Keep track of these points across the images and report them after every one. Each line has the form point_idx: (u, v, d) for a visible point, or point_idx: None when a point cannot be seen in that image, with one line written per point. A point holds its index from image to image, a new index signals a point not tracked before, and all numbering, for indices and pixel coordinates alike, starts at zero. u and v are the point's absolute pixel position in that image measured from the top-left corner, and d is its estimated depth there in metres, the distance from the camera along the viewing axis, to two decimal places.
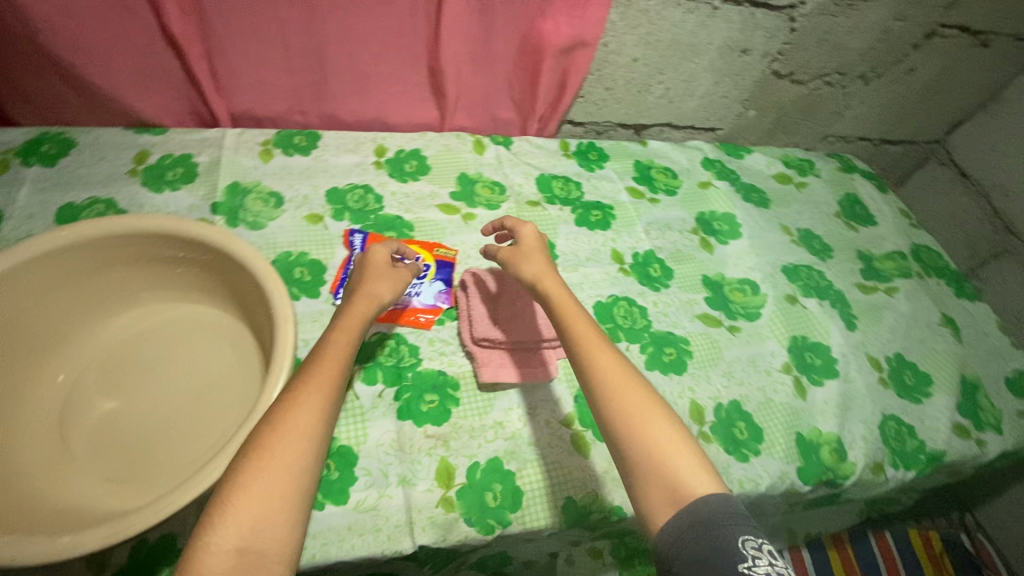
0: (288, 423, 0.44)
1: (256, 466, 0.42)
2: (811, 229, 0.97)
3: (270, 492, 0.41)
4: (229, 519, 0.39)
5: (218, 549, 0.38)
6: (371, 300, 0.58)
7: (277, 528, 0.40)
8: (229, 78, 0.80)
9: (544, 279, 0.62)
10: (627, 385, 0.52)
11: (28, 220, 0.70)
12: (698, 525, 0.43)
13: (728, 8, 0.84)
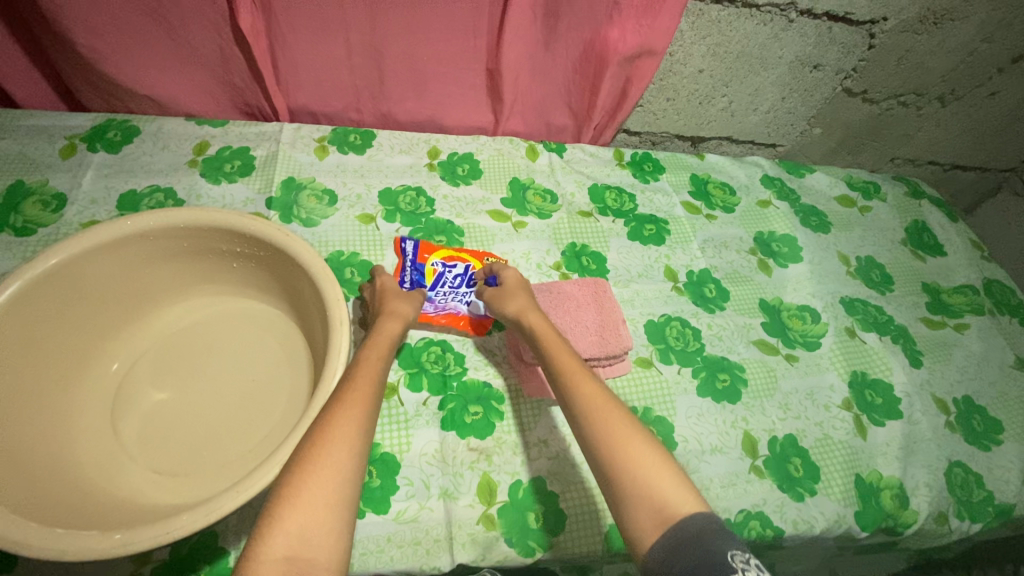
0: (334, 429, 0.42)
1: (306, 470, 0.40)
2: (874, 256, 0.93)
3: (320, 499, 0.39)
4: (280, 525, 0.37)
5: (266, 557, 0.36)
6: (399, 318, 0.58)
7: (325, 538, 0.37)
8: (291, 74, 0.80)
9: (528, 316, 0.61)
10: (615, 417, 0.48)
11: (91, 205, 0.71)
12: (689, 538, 0.40)
13: (804, 20, 0.80)
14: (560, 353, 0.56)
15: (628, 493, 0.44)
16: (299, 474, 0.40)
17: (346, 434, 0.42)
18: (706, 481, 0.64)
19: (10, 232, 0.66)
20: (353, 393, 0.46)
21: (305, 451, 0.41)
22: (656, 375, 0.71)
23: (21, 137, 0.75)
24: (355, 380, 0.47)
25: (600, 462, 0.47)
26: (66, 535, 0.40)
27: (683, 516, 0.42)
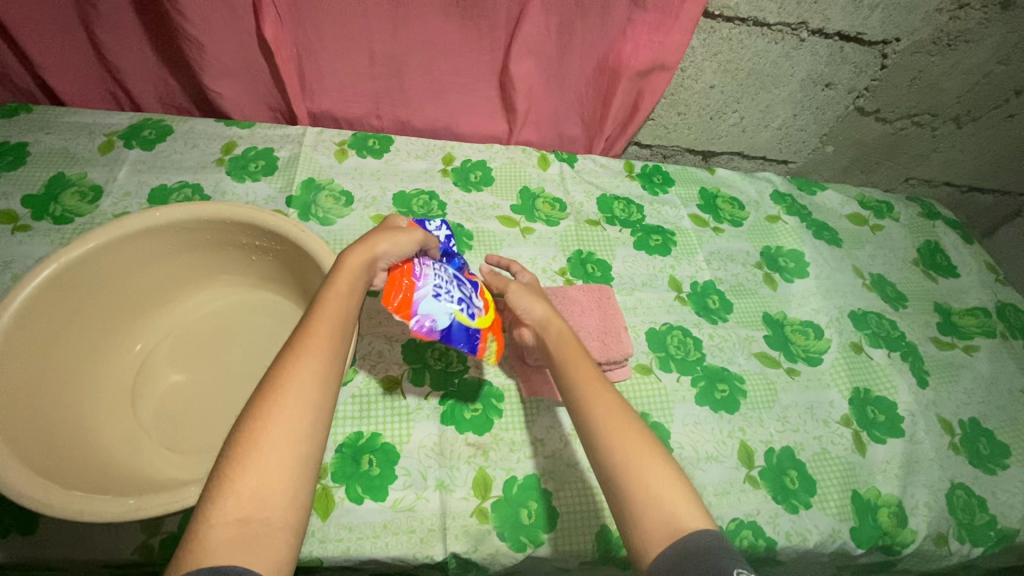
0: (291, 388, 0.43)
1: (260, 434, 0.40)
2: (883, 275, 0.92)
3: (274, 462, 0.39)
4: (234, 489, 0.38)
5: (218, 519, 0.37)
6: (367, 250, 0.54)
7: (280, 497, 0.39)
8: (316, 80, 0.85)
9: (552, 323, 0.61)
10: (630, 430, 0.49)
11: (124, 198, 0.75)
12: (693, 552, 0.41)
13: (816, 40, 0.82)
14: (575, 359, 0.56)
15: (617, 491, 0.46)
16: (250, 438, 0.40)
17: (297, 396, 0.42)
18: (700, 488, 0.65)
19: (49, 220, 0.71)
20: (307, 350, 0.45)
21: (257, 412, 0.41)
22: (654, 381, 0.72)
23: (64, 132, 0.80)
24: (313, 334, 0.46)
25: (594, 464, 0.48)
26: (85, 498, 0.43)
27: (691, 531, 0.43)
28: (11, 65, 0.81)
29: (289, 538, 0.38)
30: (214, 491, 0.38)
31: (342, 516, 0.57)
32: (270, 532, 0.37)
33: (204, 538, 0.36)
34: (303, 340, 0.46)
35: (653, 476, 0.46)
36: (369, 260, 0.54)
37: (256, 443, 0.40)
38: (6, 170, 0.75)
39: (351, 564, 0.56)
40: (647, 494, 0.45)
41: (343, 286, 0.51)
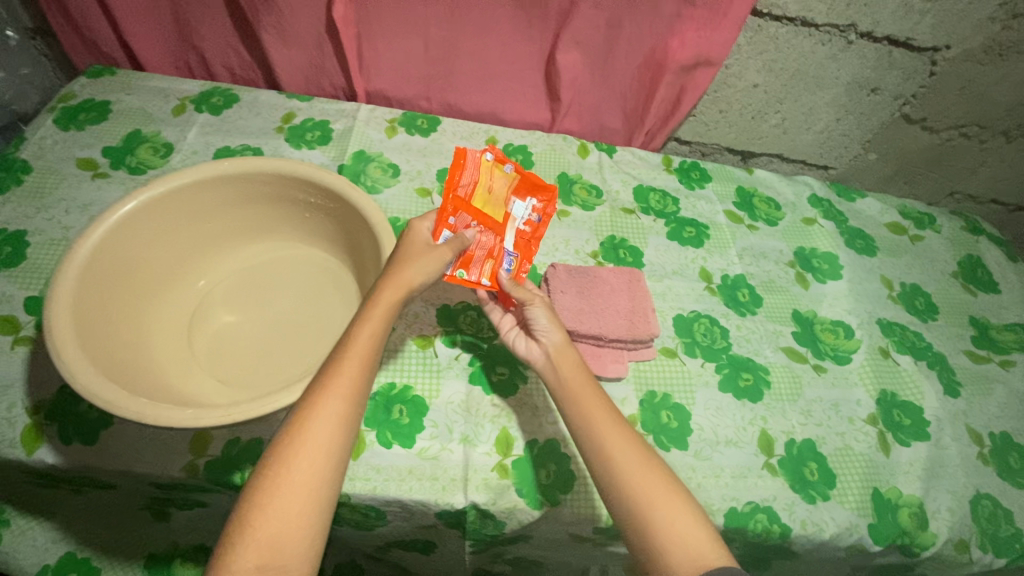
0: (308, 438, 0.45)
1: (282, 486, 0.43)
2: (919, 285, 0.91)
3: (292, 515, 0.43)
4: (252, 538, 0.42)
5: (239, 567, 0.41)
6: (400, 288, 0.54)
7: (296, 547, 0.42)
8: (372, 60, 0.91)
9: (564, 351, 0.60)
10: (645, 466, 0.52)
11: (192, 155, 0.81)
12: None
13: (864, 43, 0.82)
14: (583, 393, 0.57)
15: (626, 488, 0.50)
16: (273, 487, 0.43)
17: (318, 446, 0.45)
18: (718, 469, 0.66)
19: (125, 170, 0.78)
20: (329, 398, 0.47)
21: (276, 464, 0.44)
22: (679, 365, 0.73)
23: (142, 94, 0.87)
24: (336, 378, 0.48)
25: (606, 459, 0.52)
26: (151, 405, 0.48)
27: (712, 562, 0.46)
28: (99, 32, 0.88)
29: None
30: (237, 537, 0.42)
31: (372, 457, 0.60)
32: None
33: None
34: (327, 386, 0.48)
35: (669, 501, 0.50)
36: (401, 298, 0.54)
37: (275, 494, 0.43)
38: (91, 124, 0.82)
39: (377, 503, 0.59)
40: (666, 526, 0.48)
41: (376, 323, 0.52)
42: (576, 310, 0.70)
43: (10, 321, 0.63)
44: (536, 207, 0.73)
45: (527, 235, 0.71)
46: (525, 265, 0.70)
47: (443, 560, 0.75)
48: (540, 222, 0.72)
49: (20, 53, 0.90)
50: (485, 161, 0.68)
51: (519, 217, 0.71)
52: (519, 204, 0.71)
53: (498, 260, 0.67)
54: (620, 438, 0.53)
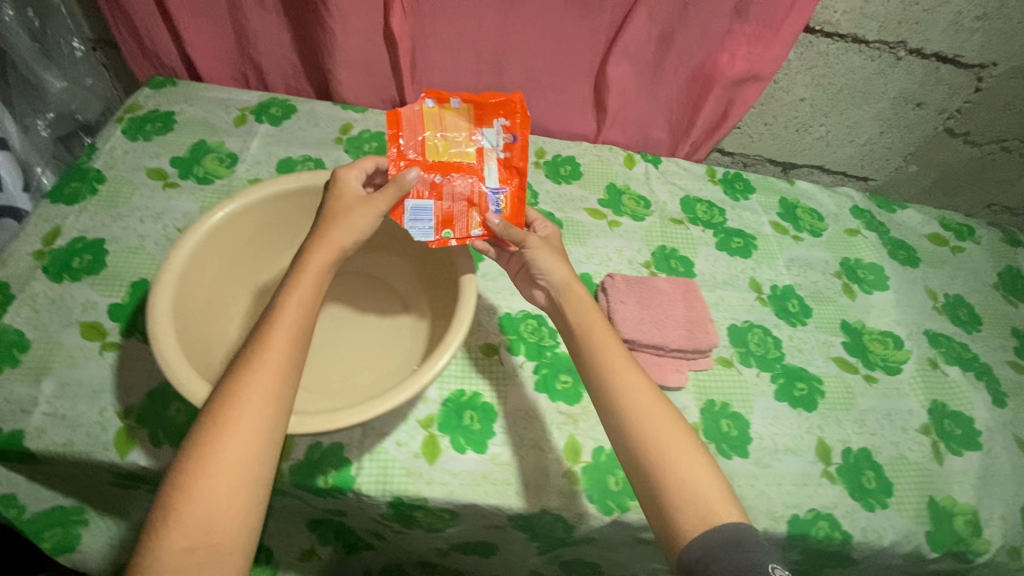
0: (239, 412, 0.44)
1: (211, 462, 0.42)
2: (962, 296, 0.93)
3: (228, 491, 0.42)
4: (184, 517, 0.40)
5: (167, 549, 0.39)
6: (331, 252, 0.54)
7: (230, 522, 0.41)
8: (425, 72, 0.93)
9: (573, 286, 0.60)
10: (662, 421, 0.52)
11: (256, 165, 0.83)
12: (729, 541, 0.44)
13: (913, 59, 0.84)
14: (606, 343, 0.56)
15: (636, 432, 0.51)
16: (201, 463, 0.42)
17: (248, 420, 0.44)
18: (779, 477, 0.67)
19: (194, 179, 0.80)
20: (260, 371, 0.46)
21: (202, 440, 0.43)
22: (735, 374, 0.75)
23: (204, 105, 0.89)
24: (267, 350, 0.47)
25: (620, 404, 0.53)
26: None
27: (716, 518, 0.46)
28: (161, 43, 0.89)
29: (242, 555, 0.42)
30: (164, 517, 0.41)
31: (447, 462, 0.62)
32: (224, 553, 0.40)
33: (157, 562, 0.39)
34: (259, 357, 0.47)
35: (686, 459, 0.50)
36: (330, 263, 0.54)
37: (207, 470, 0.42)
38: (157, 134, 0.84)
39: (453, 507, 0.61)
40: (676, 484, 0.48)
41: (306, 291, 0.51)
42: (636, 320, 0.72)
43: (96, 328, 0.65)
44: (507, 126, 0.66)
45: (511, 159, 0.65)
46: (518, 195, 0.65)
47: (503, 562, 0.77)
48: (520, 138, 0.65)
49: (87, 64, 0.94)
50: (426, 108, 0.64)
51: (493, 144, 0.65)
52: (488, 132, 0.66)
53: (481, 207, 0.64)
54: (641, 388, 0.53)
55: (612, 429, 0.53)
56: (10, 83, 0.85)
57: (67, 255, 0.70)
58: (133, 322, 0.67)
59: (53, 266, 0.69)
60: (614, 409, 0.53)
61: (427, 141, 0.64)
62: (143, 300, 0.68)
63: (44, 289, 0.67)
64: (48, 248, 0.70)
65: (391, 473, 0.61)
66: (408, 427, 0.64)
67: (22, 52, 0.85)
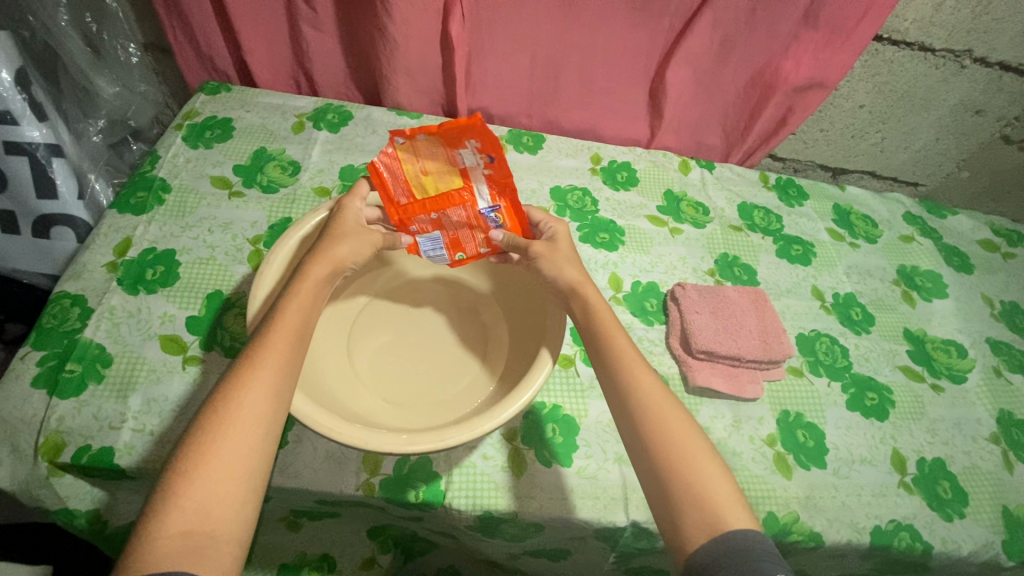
0: (240, 402, 0.42)
1: (210, 448, 0.40)
2: (1017, 303, 0.93)
3: (228, 477, 0.39)
4: (180, 501, 0.38)
5: (162, 533, 0.36)
6: (330, 263, 0.54)
7: (228, 510, 0.38)
8: (479, 77, 0.91)
9: (582, 290, 0.58)
10: (675, 422, 0.50)
11: (320, 173, 0.83)
12: (737, 550, 0.42)
13: (977, 68, 0.84)
14: (618, 341, 0.55)
15: (646, 430, 0.50)
16: (199, 450, 0.40)
17: (251, 409, 0.42)
18: (858, 487, 0.68)
19: (259, 188, 0.79)
20: (262, 365, 0.45)
21: (203, 428, 0.41)
22: (807, 384, 0.75)
23: (260, 111, 0.88)
24: (268, 346, 0.46)
25: (631, 403, 0.51)
26: (338, 422, 0.50)
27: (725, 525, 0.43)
28: (217, 49, 0.88)
29: (237, 549, 0.38)
30: (158, 505, 0.38)
31: (534, 476, 0.62)
32: (217, 543, 0.37)
33: (147, 551, 0.35)
34: (261, 351, 0.46)
35: (694, 457, 0.48)
36: (331, 274, 0.54)
37: (204, 456, 0.40)
38: (217, 142, 0.83)
39: (542, 520, 0.61)
40: (685, 488, 0.46)
41: (308, 300, 0.51)
42: (711, 331, 0.72)
43: (176, 341, 0.65)
44: (481, 147, 0.63)
45: (496, 176, 0.64)
46: (512, 206, 0.66)
47: (573, 569, 0.77)
48: (497, 156, 0.63)
49: (141, 70, 0.93)
50: (398, 145, 0.62)
51: (474, 164, 0.64)
52: (466, 154, 0.63)
53: (482, 226, 0.66)
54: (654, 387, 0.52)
55: (624, 429, 0.51)
56: (63, 89, 0.84)
57: (140, 267, 0.69)
58: (211, 335, 0.66)
59: (128, 278, 0.68)
60: (625, 408, 0.52)
61: (411, 182, 0.63)
62: (220, 313, 0.68)
63: (121, 302, 0.66)
64: (120, 259, 0.70)
65: (479, 487, 0.61)
66: (492, 440, 0.64)
67: (76, 58, 0.84)
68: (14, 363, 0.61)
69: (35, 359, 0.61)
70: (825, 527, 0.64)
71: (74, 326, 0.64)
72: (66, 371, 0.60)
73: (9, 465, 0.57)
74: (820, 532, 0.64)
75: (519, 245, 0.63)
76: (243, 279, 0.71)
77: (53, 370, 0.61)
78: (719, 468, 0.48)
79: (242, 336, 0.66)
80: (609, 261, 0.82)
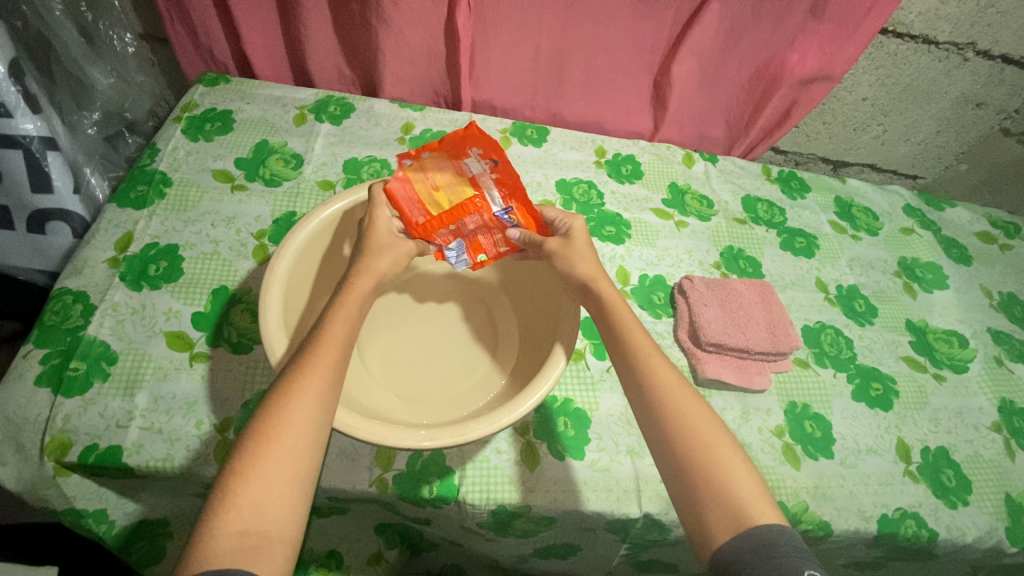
0: (291, 406, 0.43)
1: (264, 452, 0.40)
2: (1015, 294, 0.94)
3: (282, 479, 0.40)
4: (237, 502, 0.38)
5: (221, 531, 0.37)
6: (373, 277, 0.54)
7: (280, 512, 0.39)
8: (483, 70, 0.89)
9: (599, 283, 0.58)
10: (697, 417, 0.49)
11: (323, 166, 0.82)
12: (762, 545, 0.41)
13: (979, 61, 0.85)
14: (637, 338, 0.54)
15: (667, 423, 0.49)
16: (255, 453, 0.40)
17: (303, 414, 0.43)
18: (864, 476, 0.68)
19: (261, 181, 0.78)
20: (313, 370, 0.45)
21: (258, 430, 0.42)
22: (814, 375, 0.76)
23: (261, 103, 0.87)
24: (318, 356, 0.46)
25: (651, 398, 0.51)
26: (357, 418, 0.49)
27: (754, 524, 0.42)
28: (215, 38, 0.86)
29: (289, 551, 0.38)
30: (214, 506, 0.38)
31: (548, 468, 0.62)
32: (270, 544, 0.38)
33: (208, 550, 0.36)
34: (310, 359, 0.46)
35: (717, 452, 0.47)
36: (373, 288, 0.54)
37: (259, 459, 0.40)
38: (218, 135, 0.82)
39: (555, 514, 0.61)
40: (708, 484, 0.45)
41: (350, 309, 0.51)
42: (720, 323, 0.72)
43: (182, 338, 0.64)
44: (482, 154, 0.67)
45: (502, 177, 0.66)
46: (525, 204, 0.64)
47: (580, 562, 0.77)
48: (500, 159, 0.66)
49: (135, 60, 0.92)
50: (406, 165, 0.66)
51: (481, 170, 0.66)
52: (470, 163, 0.67)
53: (501, 225, 0.65)
54: (673, 382, 0.51)
55: (645, 424, 0.51)
56: (57, 81, 0.80)
57: (143, 262, 0.68)
58: (218, 331, 0.65)
59: (130, 274, 0.67)
60: (647, 405, 0.51)
61: (425, 195, 0.65)
62: (226, 308, 0.67)
63: (124, 298, 0.65)
64: (122, 255, 0.68)
65: (493, 481, 0.61)
66: (504, 434, 0.64)
67: (70, 46, 0.80)
68: (16, 362, 0.60)
69: (38, 357, 0.60)
70: (834, 516, 0.65)
71: (76, 323, 0.62)
72: (70, 369, 0.59)
73: (14, 465, 0.56)
74: (828, 521, 0.64)
75: (535, 240, 0.62)
76: (249, 274, 0.70)
77: (56, 368, 0.59)
78: (741, 462, 0.47)
79: (249, 332, 0.66)
80: (616, 254, 0.82)
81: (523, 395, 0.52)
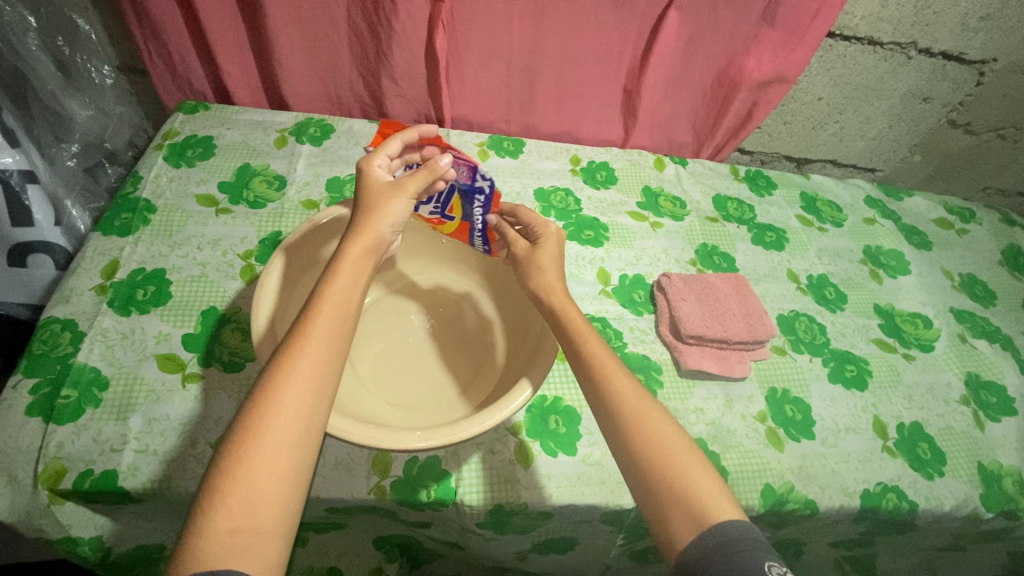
0: (280, 394, 0.40)
1: (253, 441, 0.38)
2: (973, 274, 1.00)
3: (273, 472, 0.38)
4: (225, 500, 0.36)
5: (211, 531, 0.35)
6: (375, 236, 0.51)
7: (271, 505, 0.37)
8: (458, 88, 0.92)
9: (556, 295, 0.59)
10: (653, 423, 0.50)
11: (306, 186, 0.84)
12: (726, 542, 0.42)
13: (922, 58, 0.92)
14: (594, 346, 0.55)
15: (627, 431, 0.50)
16: (245, 445, 0.38)
17: (293, 399, 0.40)
18: (845, 454, 0.71)
19: (246, 204, 0.80)
20: (306, 350, 0.42)
21: (251, 416, 0.39)
22: (790, 361, 0.79)
23: (241, 128, 0.88)
24: (312, 332, 0.43)
25: (613, 404, 0.51)
26: (348, 421, 0.51)
27: (719, 523, 0.43)
28: (193, 67, 0.87)
29: (281, 545, 0.37)
30: (203, 502, 0.37)
31: (542, 466, 0.64)
32: (261, 541, 0.36)
33: (199, 547, 0.35)
34: (307, 331, 0.43)
35: (680, 458, 0.48)
36: (376, 246, 0.51)
37: (248, 450, 0.38)
38: (199, 160, 0.83)
39: (550, 509, 0.62)
40: (670, 488, 0.46)
41: (348, 280, 0.47)
42: (699, 316, 0.75)
43: (173, 360, 0.64)
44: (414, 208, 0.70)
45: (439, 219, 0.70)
46: None
47: (581, 557, 0.78)
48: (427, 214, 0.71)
49: (114, 91, 0.92)
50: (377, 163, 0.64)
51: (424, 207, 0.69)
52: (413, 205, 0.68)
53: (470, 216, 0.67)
54: (635, 392, 0.52)
55: (608, 434, 0.51)
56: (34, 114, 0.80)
57: (131, 288, 0.69)
58: (209, 351, 0.66)
59: (118, 299, 0.68)
60: (606, 412, 0.51)
61: None
62: (216, 329, 0.68)
63: (113, 324, 0.66)
64: (109, 281, 0.69)
65: (486, 480, 0.62)
66: (497, 436, 0.65)
67: (47, 81, 0.80)
68: (6, 392, 0.60)
69: (28, 387, 0.60)
70: (819, 494, 0.67)
71: (66, 351, 0.63)
72: (61, 397, 0.59)
73: (6, 496, 0.55)
74: (813, 499, 0.67)
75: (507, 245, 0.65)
76: (237, 294, 0.71)
77: (47, 397, 0.59)
78: (703, 464, 0.48)
79: (241, 350, 0.67)
80: (595, 256, 0.85)
81: (506, 398, 0.54)
